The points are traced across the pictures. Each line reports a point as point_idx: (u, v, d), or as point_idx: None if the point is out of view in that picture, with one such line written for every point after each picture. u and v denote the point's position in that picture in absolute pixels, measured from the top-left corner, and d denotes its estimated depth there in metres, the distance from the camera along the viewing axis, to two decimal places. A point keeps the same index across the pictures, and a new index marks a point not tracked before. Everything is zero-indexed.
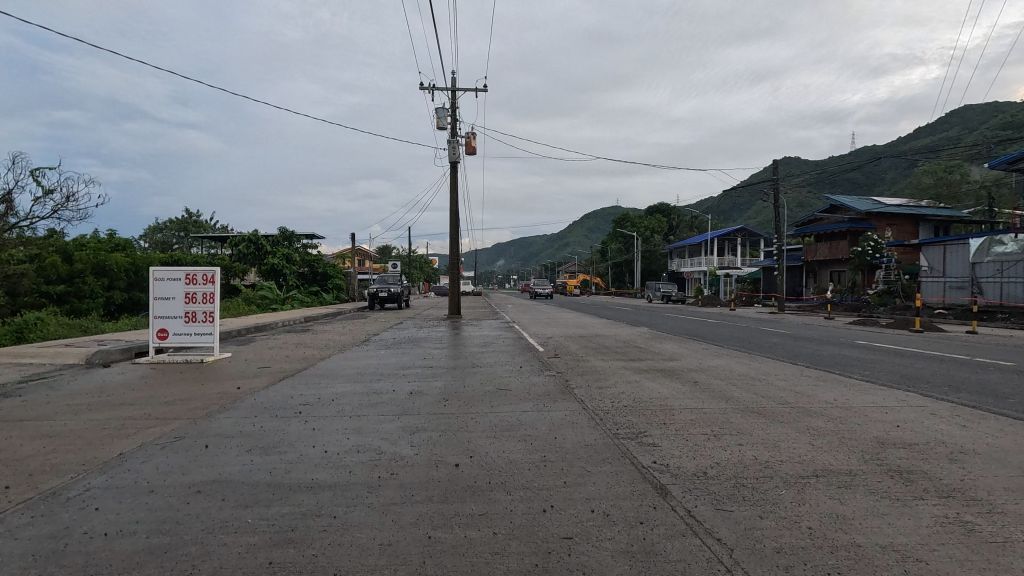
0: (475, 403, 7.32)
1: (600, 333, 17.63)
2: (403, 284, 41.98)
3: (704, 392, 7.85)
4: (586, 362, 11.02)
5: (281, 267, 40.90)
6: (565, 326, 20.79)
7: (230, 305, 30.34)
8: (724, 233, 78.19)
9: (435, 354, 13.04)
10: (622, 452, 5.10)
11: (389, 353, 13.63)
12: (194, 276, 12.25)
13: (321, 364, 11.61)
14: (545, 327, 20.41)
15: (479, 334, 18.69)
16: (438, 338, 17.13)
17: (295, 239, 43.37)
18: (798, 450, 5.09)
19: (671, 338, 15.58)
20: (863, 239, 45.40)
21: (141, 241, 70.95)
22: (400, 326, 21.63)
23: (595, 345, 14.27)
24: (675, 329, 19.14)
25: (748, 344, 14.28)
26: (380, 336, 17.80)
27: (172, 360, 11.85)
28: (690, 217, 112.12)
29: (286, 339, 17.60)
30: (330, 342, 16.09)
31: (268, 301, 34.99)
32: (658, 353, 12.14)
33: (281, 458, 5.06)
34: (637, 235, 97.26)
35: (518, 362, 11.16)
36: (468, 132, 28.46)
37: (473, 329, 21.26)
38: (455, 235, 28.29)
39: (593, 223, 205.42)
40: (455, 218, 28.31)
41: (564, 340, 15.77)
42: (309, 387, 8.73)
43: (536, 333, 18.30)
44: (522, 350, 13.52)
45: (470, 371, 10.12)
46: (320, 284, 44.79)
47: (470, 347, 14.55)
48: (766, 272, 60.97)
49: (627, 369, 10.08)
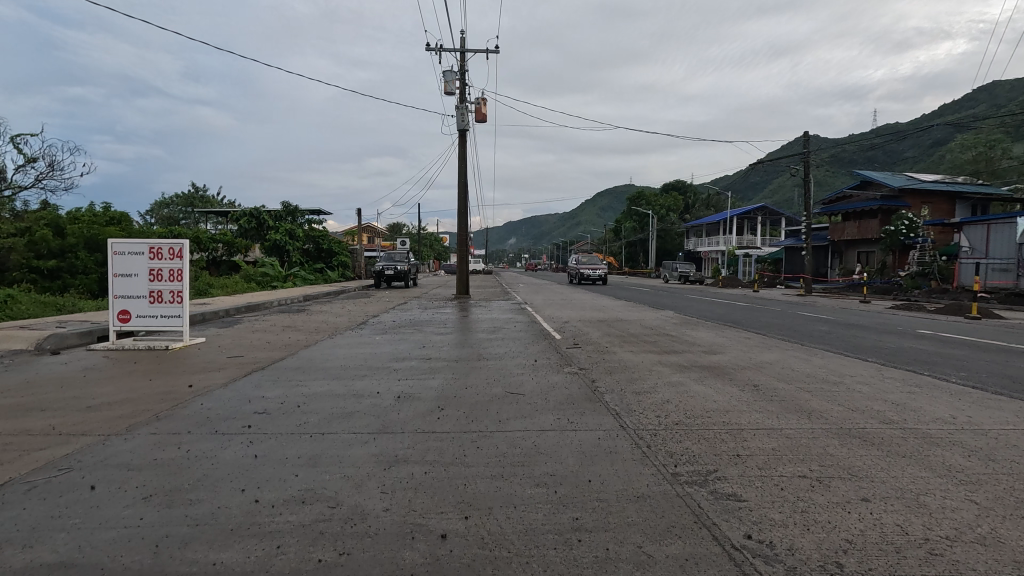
0: (479, 415, 5.65)
1: (622, 318, 15.85)
2: (411, 262, 40.45)
3: (771, 401, 6.14)
4: (613, 356, 9.33)
5: (283, 243, 39.38)
6: (582, 309, 19.07)
7: (228, 282, 28.97)
8: (744, 211, 75.44)
9: (436, 342, 11.41)
10: (694, 518, 3.35)
11: (385, 339, 12.04)
12: (159, 250, 10.68)
13: (303, 353, 10.01)
14: (560, 310, 18.70)
15: (488, 317, 17.07)
16: (442, 322, 15.51)
17: (299, 214, 41.92)
18: (963, 517, 3.36)
19: (703, 325, 13.83)
20: (896, 218, 42.85)
21: (148, 216, 69.93)
22: (403, 307, 20.03)
23: (619, 332, 12.54)
24: (704, 313, 17.36)
25: (795, 333, 12.50)
26: (380, 318, 16.23)
27: (135, 346, 10.33)
28: (707, 195, 108.98)
29: (276, 320, 16.08)
30: (322, 326, 14.54)
31: (269, 279, 33.62)
32: (695, 345, 10.42)
33: (185, 517, 3.42)
34: (652, 213, 94.71)
35: (532, 354, 9.51)
36: (479, 98, 26.51)
37: (482, 311, 19.66)
38: (464, 210, 26.55)
39: (606, 201, 202.12)
40: (464, 191, 26.55)
41: (582, 326, 14.04)
42: (275, 386, 7.08)
43: (550, 316, 16.56)
44: (536, 338, 11.83)
45: (475, 366, 8.44)
46: (325, 261, 43.37)
47: (477, 333, 12.91)
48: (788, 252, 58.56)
49: (664, 365, 8.38)
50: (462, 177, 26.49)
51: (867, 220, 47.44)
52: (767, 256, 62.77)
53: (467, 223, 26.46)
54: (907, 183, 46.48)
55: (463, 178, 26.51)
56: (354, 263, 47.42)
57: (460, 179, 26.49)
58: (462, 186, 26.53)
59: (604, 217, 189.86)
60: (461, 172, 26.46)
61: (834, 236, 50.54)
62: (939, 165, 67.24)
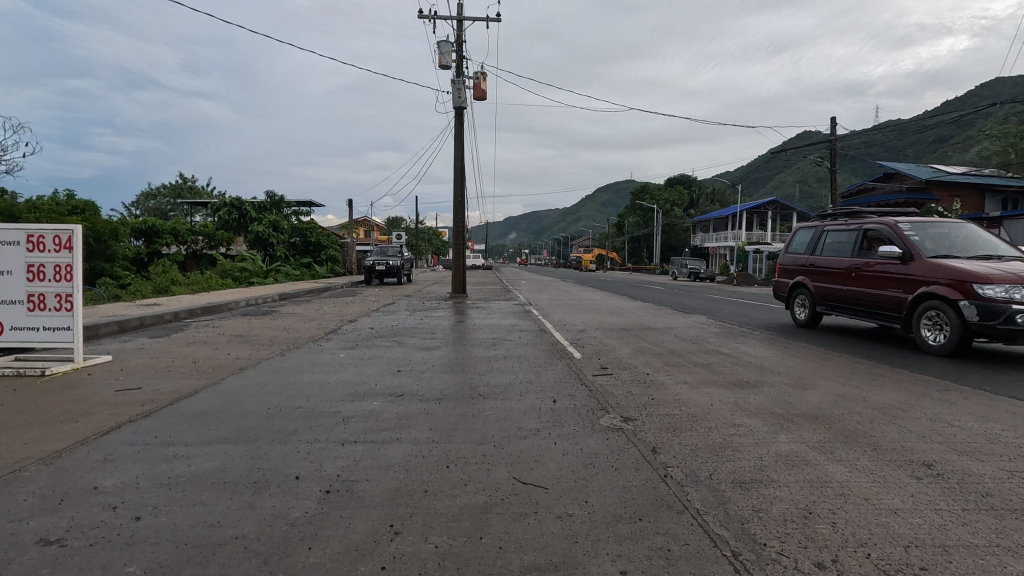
0: (463, 560, 2.87)
1: (651, 326, 13.02)
2: (405, 257, 37.69)
3: (1003, 518, 3.32)
4: (665, 391, 6.53)
5: (267, 236, 36.49)
6: (598, 312, 16.23)
7: (201, 279, 26.29)
8: (755, 206, 72.45)
9: (419, 362, 8.62)
10: None
11: (353, 356, 9.29)
12: (40, 238, 7.90)
13: (229, 383, 7.23)
14: (572, 314, 15.89)
15: (488, 323, 14.26)
16: (431, 330, 12.69)
17: (285, 206, 39.28)
18: None
19: (755, 338, 11.08)
20: (925, 212, 40.05)
21: (134, 208, 66.91)
22: (389, 310, 17.16)
23: (658, 349, 9.70)
24: (743, 320, 14.61)
25: (879, 350, 9.74)
26: (358, 326, 13.45)
27: (3, 371, 7.57)
28: (713, 189, 105.79)
29: (230, 326, 13.31)
30: (282, 335, 11.73)
31: (247, 275, 30.76)
32: (768, 372, 7.63)
33: None
34: (657, 208, 91.89)
35: (549, 388, 6.74)
36: (478, 72, 23.67)
37: (482, 314, 16.87)
38: (460, 198, 23.68)
39: (607, 197, 199.38)
40: (460, 178, 23.67)
41: (604, 338, 11.21)
42: (135, 462, 4.31)
43: (562, 323, 13.72)
44: (550, 357, 9.02)
45: (466, 414, 5.64)
46: (313, 255, 40.60)
47: (471, 348, 10.10)
48: None
49: (749, 414, 5.56)
50: (459, 162, 23.63)
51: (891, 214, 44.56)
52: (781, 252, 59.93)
53: (463, 212, 23.59)
54: (934, 174, 43.56)
55: (459, 162, 23.63)
56: (346, 257, 44.59)
57: (457, 164, 23.63)
58: (459, 172, 23.65)
59: (606, 211, 186.51)
60: (458, 155, 23.59)
61: None
62: (961, 156, 64.04)
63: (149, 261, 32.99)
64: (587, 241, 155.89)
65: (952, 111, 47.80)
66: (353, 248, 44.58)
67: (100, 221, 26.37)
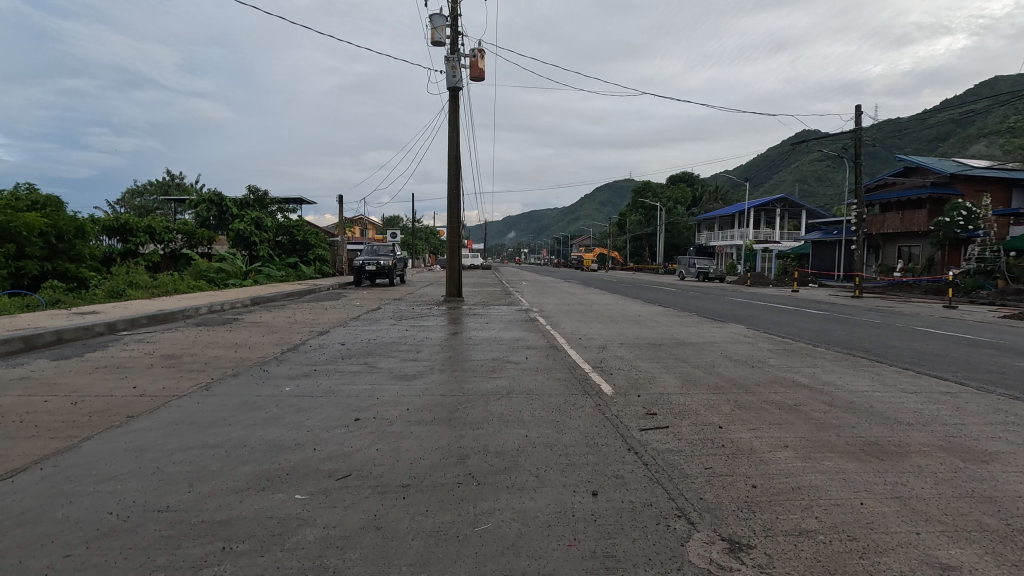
0: None
1: (686, 341, 10.64)
2: (397, 257, 35.31)
3: None
4: (764, 468, 4.14)
5: (249, 234, 34.03)
6: (617, 320, 13.83)
7: (169, 281, 23.83)
8: (762, 203, 70.08)
9: (390, 403, 6.22)
10: None
11: (304, 390, 6.87)
12: None
13: (94, 446, 4.79)
14: (585, 323, 13.52)
15: (488, 335, 11.86)
16: (418, 346, 10.28)
17: (268, 202, 36.79)
18: None
19: (827, 360, 8.70)
20: (950, 208, 37.71)
21: (119, 206, 64.17)
22: (370, 319, 14.76)
23: (715, 379, 7.28)
24: (791, 330, 12.22)
25: (1007, 378, 7.33)
26: (328, 341, 11.05)
27: None
28: (717, 186, 103.48)
29: (169, 341, 10.88)
30: (225, 356, 9.28)
31: (225, 276, 28.27)
32: (897, 424, 5.23)
33: None
34: (660, 206, 89.46)
35: (580, 461, 4.36)
36: (474, 48, 21.23)
37: (479, 322, 14.52)
38: (454, 190, 21.27)
39: (607, 195, 196.97)
40: (455, 167, 21.25)
41: (635, 360, 8.76)
42: None
43: (577, 336, 11.34)
44: (570, 392, 6.61)
45: (445, 531, 3.22)
46: (299, 255, 38.14)
47: (466, 374, 7.71)
48: (815, 247, 53.47)
49: (951, 536, 3.11)
50: (454, 150, 21.22)
51: (912, 210, 42.22)
52: (791, 251, 57.67)
53: (459, 206, 21.22)
54: (958, 168, 41.21)
55: (454, 150, 21.22)
56: (337, 257, 42.13)
57: (452, 153, 21.22)
58: (454, 161, 21.22)
59: (606, 210, 184.57)
60: (452, 144, 21.18)
61: (871, 228, 45.35)
62: (976, 151, 61.76)
63: (121, 261, 30.44)
64: (587, 240, 153.64)
65: (974, 102, 45.49)
66: (343, 247, 42.04)
67: (62, 217, 23.80)
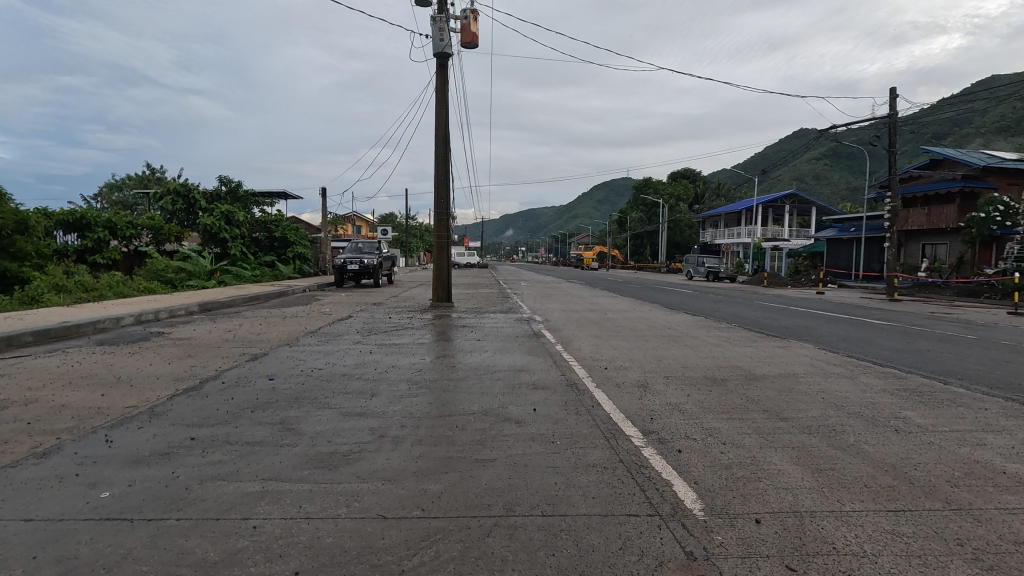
0: None
1: (758, 376, 7.54)
2: (382, 255, 32.14)
3: None
4: None
5: (218, 230, 30.91)
6: (645, 338, 10.77)
7: (115, 285, 20.61)
8: (771, 199, 67.10)
9: (271, 550, 3.10)
10: None
11: (135, 500, 3.72)
12: None
13: None
14: (605, 341, 10.48)
15: (478, 362, 8.78)
16: (378, 383, 7.15)
17: (241, 194, 33.59)
18: None
19: (998, 416, 5.64)
20: (984, 203, 34.77)
21: (96, 201, 60.85)
22: (331, 334, 11.66)
23: (867, 470, 4.17)
24: (883, 356, 9.15)
25: None
26: (255, 373, 7.87)
27: None
28: (721, 183, 101.09)
29: (29, 373, 7.72)
30: (79, 404, 6.12)
31: (185, 277, 25.10)
32: None
33: None
34: (663, 203, 86.50)
35: None
36: (466, 10, 18.07)
37: (469, 337, 11.45)
38: (442, 177, 18.19)
39: (606, 193, 193.98)
40: (443, 151, 18.20)
41: (703, 416, 5.65)
42: None
43: (601, 363, 8.26)
44: (623, 510, 3.52)
45: None
46: (275, 252, 34.97)
47: (436, 451, 4.62)
48: (830, 244, 50.52)
49: None
50: (443, 130, 18.21)
51: (940, 206, 39.31)
52: (803, 250, 54.67)
53: (448, 195, 18.17)
54: (991, 160, 38.20)
55: (444, 130, 18.21)
56: (320, 256, 38.98)
57: (440, 132, 18.21)
58: (443, 144, 18.20)
59: (605, 208, 181.61)
60: (440, 123, 18.20)
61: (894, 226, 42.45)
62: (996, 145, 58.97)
63: (76, 259, 27.27)
64: (586, 238, 150.48)
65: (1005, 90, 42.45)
66: (327, 244, 38.80)
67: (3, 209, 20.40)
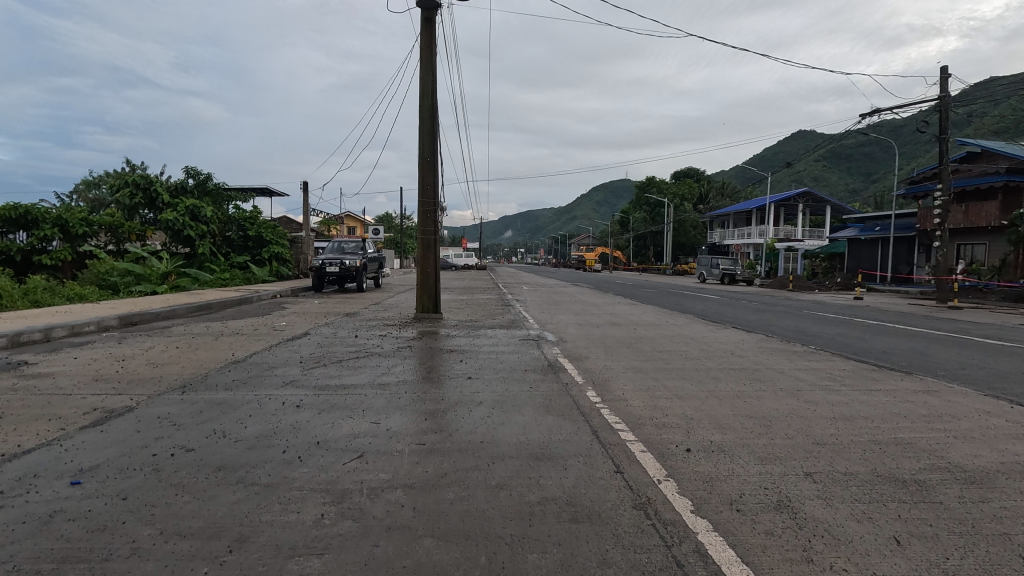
0: None
1: (978, 478, 4.05)
2: (366, 257, 28.66)
3: None
4: None
5: (180, 227, 27.41)
6: (715, 379, 7.29)
7: (35, 291, 17.13)
8: (783, 198, 63.75)
9: None
10: None
11: None
12: None
13: None
14: (655, 383, 7.04)
15: (465, 427, 5.28)
16: (267, 499, 3.70)
17: (209, 187, 30.06)
18: None
19: None
20: None
21: (71, 198, 57.21)
22: (262, 366, 8.22)
23: None
24: None
25: None
26: (67, 459, 4.42)
27: None
28: (726, 182, 97.64)
29: None
30: None
31: (134, 281, 21.64)
32: None
33: None
34: (668, 202, 83.15)
35: None
36: None
37: (459, 369, 8.00)
38: (429, 158, 14.75)
39: (606, 194, 190.62)
40: (430, 126, 14.76)
41: None
42: None
43: (673, 441, 4.80)
44: None
45: None
46: (249, 253, 31.48)
47: None
48: (852, 245, 47.21)
49: None
50: (429, 101, 14.74)
51: (979, 202, 35.93)
52: (821, 250, 51.37)
53: (435, 180, 14.75)
54: None
55: (430, 100, 14.75)
56: (301, 257, 35.47)
57: (426, 103, 14.74)
58: (430, 118, 14.76)
59: (605, 210, 178.19)
60: (426, 92, 14.75)
61: (925, 225, 39.11)
62: None
63: (19, 261, 23.94)
64: (586, 239, 146.85)
65: None
66: (309, 245, 35.34)
67: None
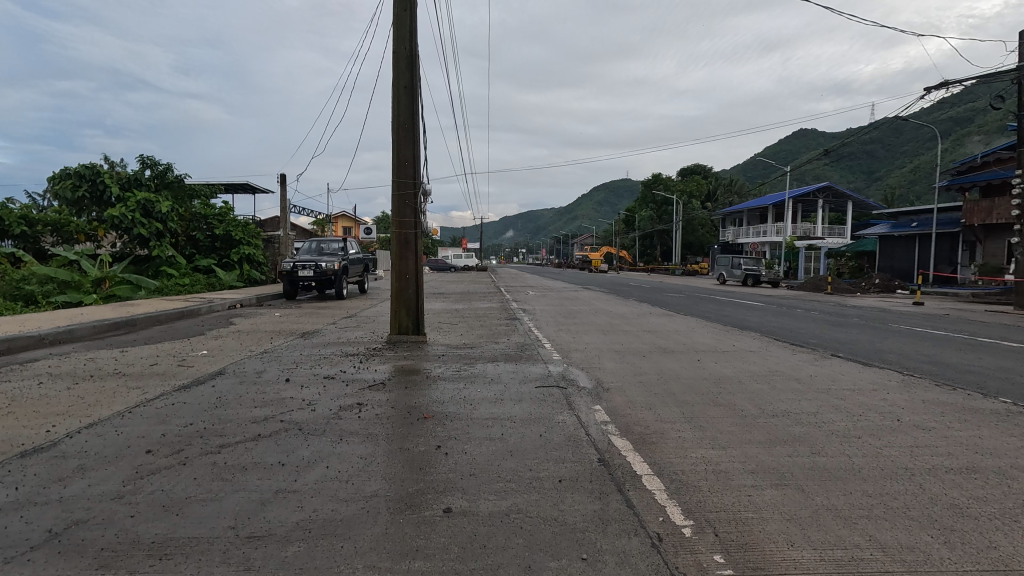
0: None
1: None
2: (347, 257, 24.84)
3: None
4: None
5: (130, 224, 23.59)
6: (973, 524, 3.39)
7: None
8: (803, 193, 59.88)
9: None
10: None
11: None
12: None
13: None
14: (858, 544, 3.17)
15: None
16: None
17: (169, 180, 26.20)
18: None
19: None
20: None
21: None
22: (64, 470, 4.33)
23: None
24: None
25: None
26: None
27: None
28: (736, 178, 93.73)
29: None
30: None
31: (58, 289, 17.83)
32: None
33: None
34: (677, 199, 79.23)
35: None
36: None
37: (434, 479, 4.08)
38: (406, 124, 10.92)
39: (608, 193, 186.58)
40: (406, 80, 10.90)
41: None
42: None
43: None
44: None
45: None
46: (217, 254, 27.65)
47: None
48: (883, 242, 43.44)
49: None
50: (407, 44, 10.89)
51: None
52: (848, 248, 47.65)
53: (414, 153, 10.93)
54: None
55: (406, 45, 10.87)
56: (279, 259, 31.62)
57: (401, 48, 10.86)
58: (407, 68, 10.89)
59: (607, 209, 174.26)
60: (401, 33, 10.88)
61: (972, 218, 34.73)
62: None
63: None
64: (589, 238, 142.81)
65: None
66: (288, 245, 31.51)
67: None
